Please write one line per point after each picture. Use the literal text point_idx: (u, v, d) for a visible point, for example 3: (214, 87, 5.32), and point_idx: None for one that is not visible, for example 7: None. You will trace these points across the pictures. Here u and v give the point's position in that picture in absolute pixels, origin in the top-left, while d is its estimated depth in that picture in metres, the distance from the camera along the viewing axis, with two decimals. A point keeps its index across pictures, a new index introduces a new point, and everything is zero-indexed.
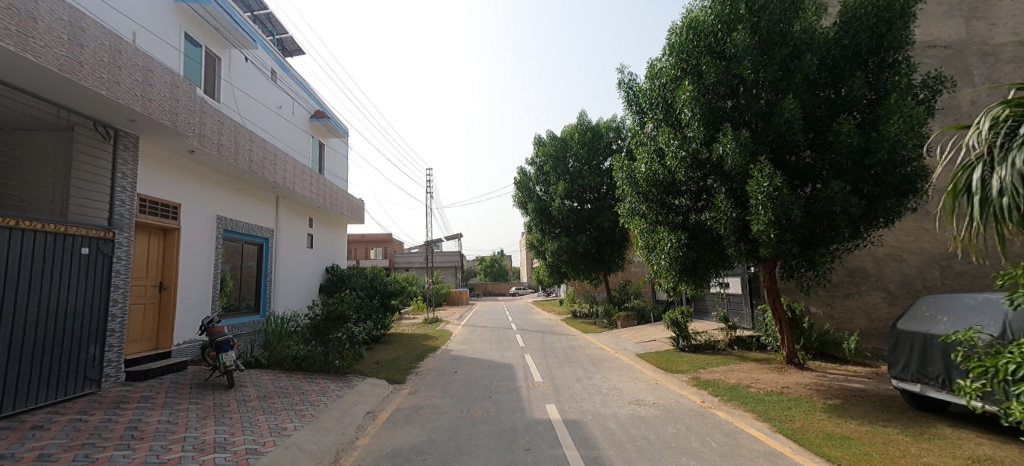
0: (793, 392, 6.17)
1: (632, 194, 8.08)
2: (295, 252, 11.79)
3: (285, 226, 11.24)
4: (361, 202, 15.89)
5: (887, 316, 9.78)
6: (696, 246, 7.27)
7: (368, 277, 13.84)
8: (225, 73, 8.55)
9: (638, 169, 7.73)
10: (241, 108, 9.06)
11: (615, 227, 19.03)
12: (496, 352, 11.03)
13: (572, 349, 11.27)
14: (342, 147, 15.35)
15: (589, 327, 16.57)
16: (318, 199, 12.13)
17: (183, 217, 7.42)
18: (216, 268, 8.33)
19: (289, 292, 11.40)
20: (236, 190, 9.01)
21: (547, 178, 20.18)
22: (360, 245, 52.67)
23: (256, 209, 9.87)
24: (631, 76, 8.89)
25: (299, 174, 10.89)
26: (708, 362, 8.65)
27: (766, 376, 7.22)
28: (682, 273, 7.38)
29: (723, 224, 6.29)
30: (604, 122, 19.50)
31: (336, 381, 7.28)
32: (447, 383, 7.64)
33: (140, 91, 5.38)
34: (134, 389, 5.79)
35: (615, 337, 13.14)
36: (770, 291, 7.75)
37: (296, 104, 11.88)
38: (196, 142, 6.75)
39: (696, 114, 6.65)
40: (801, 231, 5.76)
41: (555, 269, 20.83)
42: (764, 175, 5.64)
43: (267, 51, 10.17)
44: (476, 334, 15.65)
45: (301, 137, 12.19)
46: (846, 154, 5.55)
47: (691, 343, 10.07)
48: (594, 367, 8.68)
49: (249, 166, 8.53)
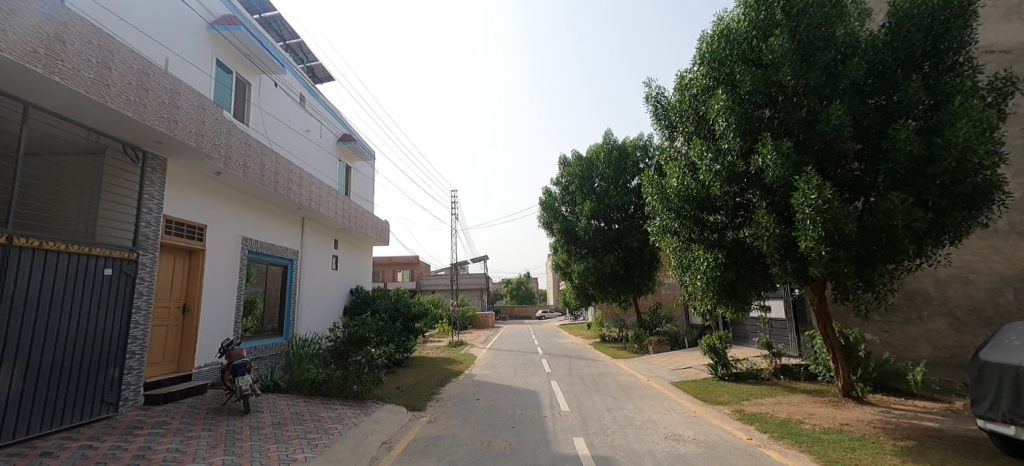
0: (855, 430, 5.44)
1: (664, 211, 7.70)
2: (320, 273, 11.84)
3: (311, 247, 11.34)
4: (386, 224, 15.99)
5: (955, 344, 8.76)
6: (736, 266, 6.74)
7: (391, 299, 13.73)
8: (255, 97, 8.83)
9: (669, 184, 7.37)
10: (269, 131, 9.30)
11: (644, 248, 18.37)
12: (521, 379, 10.55)
13: (602, 376, 10.64)
14: (369, 169, 15.60)
15: (618, 352, 15.80)
16: (343, 221, 12.22)
17: (208, 238, 7.51)
18: (241, 289, 8.36)
19: (313, 314, 11.38)
20: (263, 211, 9.14)
21: (572, 198, 19.88)
22: (387, 267, 53.45)
23: (283, 230, 9.99)
24: (659, 90, 8.62)
25: (325, 196, 11.03)
26: (752, 392, 7.91)
27: (821, 410, 6.47)
28: (721, 295, 6.82)
29: (765, 240, 5.79)
30: (630, 140, 19.15)
31: (353, 407, 7.00)
32: (468, 412, 7.23)
33: (166, 113, 5.53)
34: (150, 413, 5.71)
35: (647, 363, 12.40)
36: (820, 315, 7.08)
37: (324, 128, 12.17)
38: (221, 164, 6.88)
39: (731, 124, 6.26)
40: (857, 248, 5.19)
41: (582, 291, 20.19)
42: (811, 186, 5.17)
43: (296, 77, 10.50)
44: (500, 359, 15.16)
45: (329, 161, 12.44)
46: (905, 164, 5.01)
47: (731, 371, 9.32)
48: (625, 397, 8.09)
49: (275, 188, 8.65)
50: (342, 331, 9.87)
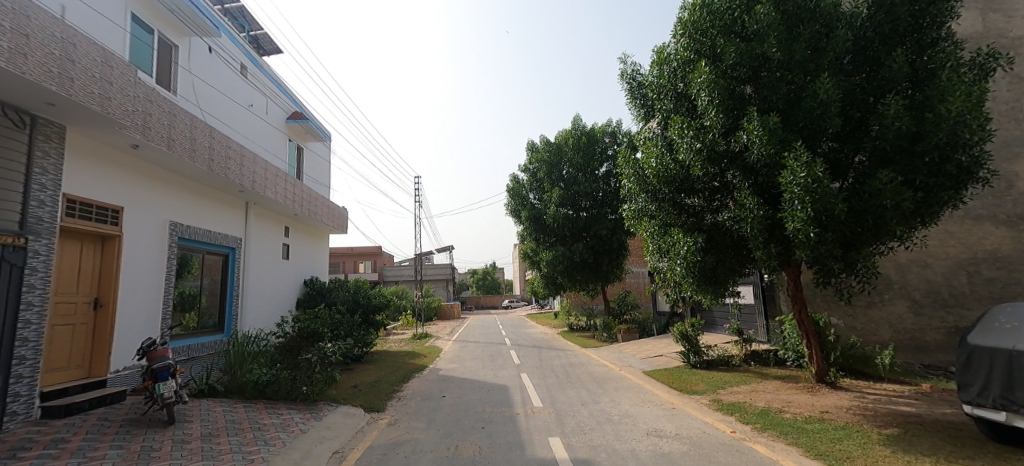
0: (837, 418, 5.37)
1: (641, 194, 7.33)
2: (268, 264, 10.78)
3: (257, 235, 10.26)
4: (343, 211, 14.93)
5: (913, 326, 9.01)
6: (717, 251, 6.43)
7: (350, 290, 12.83)
8: (184, 61, 7.67)
9: (647, 165, 6.99)
10: (203, 102, 8.15)
11: (612, 236, 18.23)
12: (490, 372, 10.03)
13: (573, 367, 10.30)
14: (324, 151, 14.44)
15: (587, 342, 15.62)
16: (294, 206, 11.12)
17: (127, 222, 6.40)
18: (169, 281, 7.29)
19: (261, 308, 10.33)
20: (196, 193, 8.03)
21: (541, 184, 19.44)
22: (349, 259, 51.36)
23: (222, 215, 8.89)
24: (634, 66, 8.18)
25: (273, 178, 9.96)
26: (726, 380, 7.77)
27: (798, 397, 6.35)
28: (701, 282, 6.49)
29: (749, 223, 5.50)
30: (599, 126, 18.88)
31: (303, 411, 6.23)
32: (433, 412, 6.63)
33: (57, 67, 4.44)
34: (48, 429, 4.61)
35: (617, 352, 12.19)
36: (795, 300, 6.98)
37: (270, 102, 10.97)
38: (139, 135, 5.81)
39: (714, 99, 5.89)
40: (844, 229, 4.97)
41: (550, 280, 19.88)
42: (801, 164, 4.89)
43: (234, 42, 9.29)
44: (467, 351, 14.59)
45: (277, 139, 11.29)
46: (893, 141, 4.81)
47: (703, 358, 9.21)
48: (600, 389, 7.74)
49: (210, 165, 7.57)
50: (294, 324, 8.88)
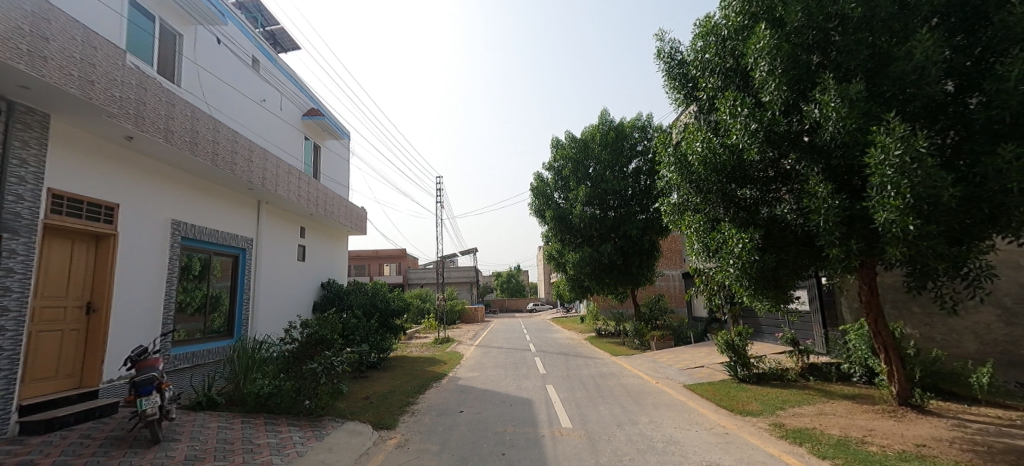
0: (940, 455, 4.23)
1: (683, 185, 6.43)
2: (282, 266, 10.38)
3: (270, 236, 9.87)
4: (362, 211, 14.54)
5: (1006, 339, 7.64)
6: (778, 251, 5.43)
7: (367, 293, 12.35)
8: (188, 52, 7.28)
9: (692, 151, 6.10)
10: (209, 96, 7.77)
11: (643, 236, 17.17)
12: (511, 383, 9.24)
13: (603, 378, 9.40)
14: (341, 150, 14.06)
15: (616, 348, 14.66)
16: (308, 205, 10.70)
17: (122, 221, 6.00)
18: (172, 284, 6.86)
19: (273, 312, 9.89)
20: (202, 191, 7.63)
21: (565, 183, 18.58)
22: (374, 261, 51.70)
23: (231, 215, 8.50)
24: (673, 42, 7.26)
25: (285, 176, 9.53)
26: (785, 399, 6.70)
27: (881, 425, 5.27)
28: (760, 288, 5.45)
29: (823, 215, 4.53)
30: (628, 121, 17.91)
31: (304, 428, 5.65)
32: (448, 430, 5.92)
33: (27, 44, 3.99)
34: (19, 449, 4.16)
35: (651, 362, 11.20)
36: (870, 308, 5.90)
37: (284, 99, 10.60)
38: (130, 124, 5.37)
39: (777, 68, 4.94)
40: (952, 221, 3.95)
41: (577, 283, 18.93)
42: (895, 139, 3.93)
43: (243, 35, 8.92)
44: (489, 357, 13.87)
45: (291, 138, 10.92)
46: (1018, 109, 3.77)
47: (753, 371, 8.17)
48: (637, 406, 6.84)
49: (214, 161, 7.13)
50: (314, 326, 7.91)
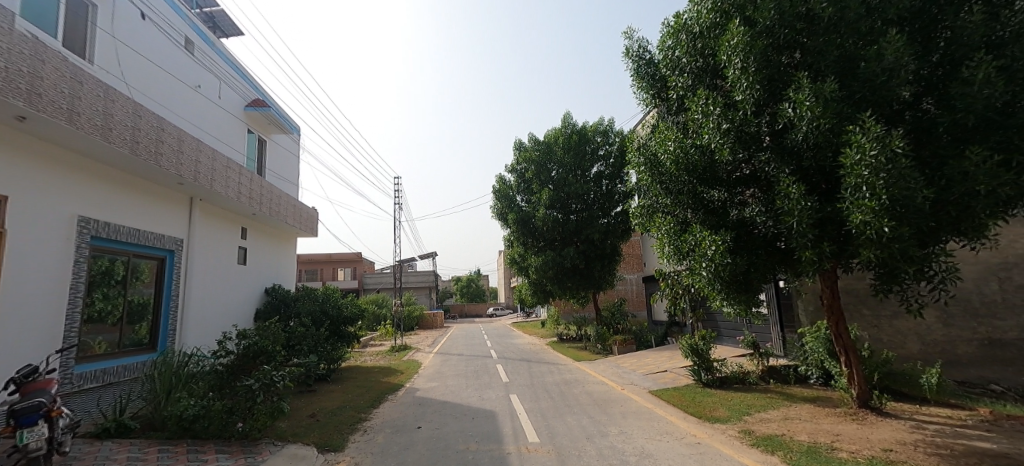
0: (908, 460, 4.22)
1: (653, 186, 6.30)
2: (218, 269, 9.32)
3: (205, 235, 8.83)
4: (313, 211, 13.57)
5: (943, 339, 8.11)
6: (749, 254, 5.36)
7: (317, 299, 11.42)
8: (105, 22, 6.28)
9: (663, 151, 5.97)
10: (131, 74, 6.77)
11: (605, 240, 17.25)
12: (473, 393, 8.75)
13: (568, 386, 9.13)
14: (290, 144, 13.04)
15: (579, 353, 14.51)
16: (251, 203, 9.71)
17: (15, 219, 4.82)
18: (77, 291, 5.68)
19: (207, 321, 8.84)
20: (121, 183, 6.58)
21: (528, 186, 18.36)
22: (328, 265, 49.27)
23: (159, 211, 7.46)
24: (642, 41, 7.16)
25: (223, 170, 8.54)
26: (751, 404, 6.69)
27: (845, 429, 5.29)
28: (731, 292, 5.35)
29: (796, 216, 4.47)
30: (591, 125, 18.00)
31: (235, 455, 4.86)
32: (405, 450, 5.35)
33: None
34: None
35: (615, 367, 11.09)
36: (832, 311, 6.01)
37: (225, 84, 9.59)
38: (21, 101, 4.32)
39: (750, 65, 4.86)
40: (923, 224, 3.97)
41: (539, 287, 18.72)
42: (869, 141, 3.91)
43: (174, 9, 7.94)
44: (450, 365, 13.27)
45: (232, 128, 9.89)
46: (982, 113, 3.88)
47: (716, 375, 8.18)
48: (605, 416, 6.58)
49: (134, 148, 6.08)
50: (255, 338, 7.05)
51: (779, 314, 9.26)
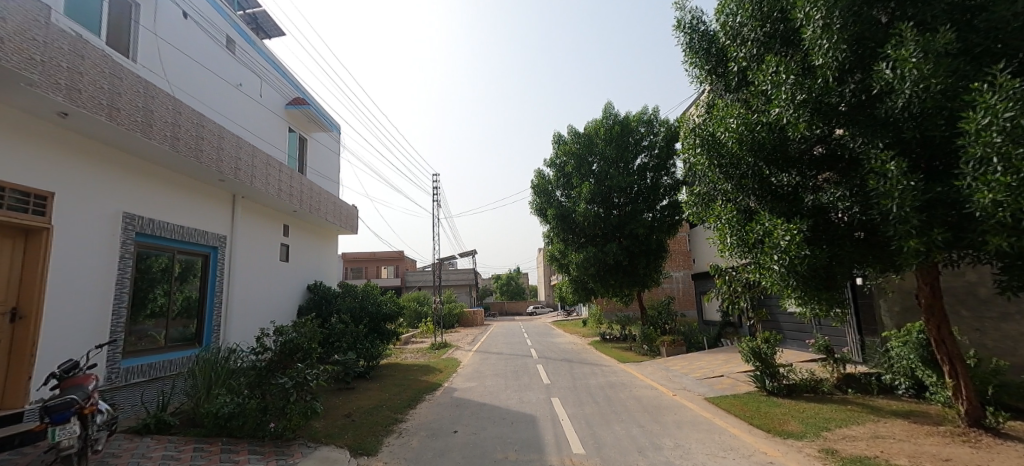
0: None
1: (711, 170, 5.61)
2: (261, 266, 9.49)
3: (248, 234, 8.99)
4: (353, 209, 13.71)
5: None
6: (830, 245, 4.56)
7: (356, 296, 11.47)
8: (147, 24, 6.41)
9: (722, 131, 5.27)
10: (174, 75, 6.91)
11: (650, 235, 16.32)
12: (512, 395, 8.33)
13: (614, 389, 8.52)
14: (330, 143, 13.23)
15: (624, 354, 13.75)
16: (291, 201, 9.82)
17: (58, 216, 4.95)
18: (123, 287, 5.84)
19: (250, 317, 9.00)
20: (164, 181, 6.71)
21: (568, 180, 17.72)
22: (372, 263, 50.86)
23: (203, 209, 7.62)
24: (696, 11, 6.44)
25: (263, 167, 8.63)
26: (829, 418, 5.83)
27: (955, 453, 4.40)
28: (811, 292, 4.53)
29: (897, 198, 3.67)
30: (633, 115, 17.10)
31: (267, 457, 4.73)
32: (438, 457, 5.02)
33: None
34: None
35: (664, 370, 10.32)
36: (932, 312, 5.05)
37: (265, 84, 9.75)
38: (61, 97, 4.39)
39: (834, 20, 4.09)
40: None
41: (580, 285, 18.05)
42: (1003, 98, 3.08)
43: (215, 11, 8.09)
44: (489, 365, 12.96)
45: (273, 128, 10.07)
46: None
47: (783, 383, 7.29)
48: (656, 425, 5.96)
49: (174, 146, 6.16)
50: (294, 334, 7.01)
51: (856, 315, 8.17)
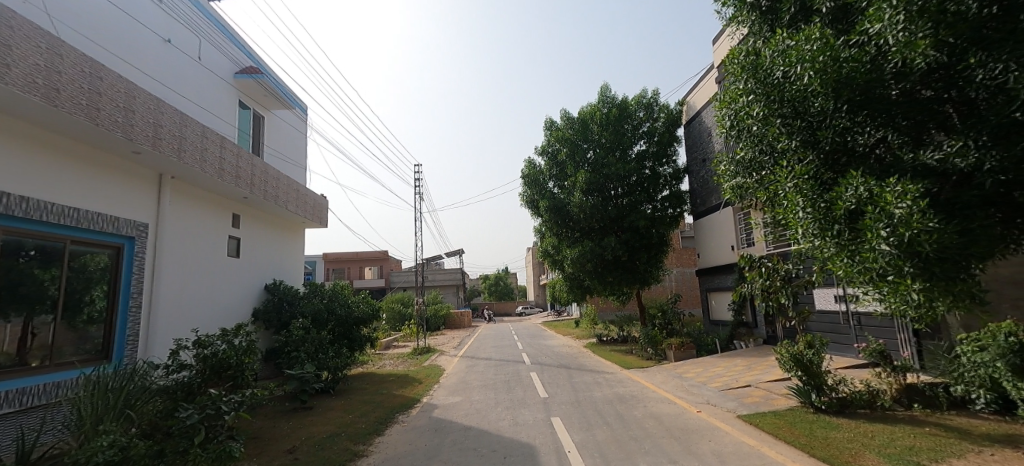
0: None
1: (769, 123, 4.30)
2: (197, 262, 7.84)
3: (179, 222, 7.36)
4: (321, 198, 12.13)
5: None
6: (955, 219, 3.23)
7: (322, 298, 9.89)
8: None
9: (791, 65, 3.93)
10: (60, 9, 5.30)
11: (650, 229, 15.13)
12: (504, 415, 6.90)
13: (625, 405, 7.14)
14: (294, 122, 11.60)
15: (626, 359, 12.40)
16: (238, 184, 8.21)
17: None
18: None
19: (181, 325, 7.35)
20: (48, 148, 5.07)
21: (561, 169, 16.39)
22: (355, 264, 48.89)
23: (110, 189, 5.98)
24: None
25: (197, 140, 6.99)
26: (913, 448, 4.50)
27: None
28: (942, 286, 3.08)
29: None
30: (632, 98, 15.86)
31: None
32: None
33: None
34: None
35: (677, 378, 9.00)
36: None
37: (205, 43, 8.16)
38: None
39: None
40: None
41: (576, 282, 16.71)
42: None
43: None
44: (476, 373, 11.48)
45: (219, 97, 8.49)
46: None
47: (834, 397, 6.00)
48: (692, 460, 4.55)
49: (57, 102, 4.55)
50: (223, 345, 5.52)
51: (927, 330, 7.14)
